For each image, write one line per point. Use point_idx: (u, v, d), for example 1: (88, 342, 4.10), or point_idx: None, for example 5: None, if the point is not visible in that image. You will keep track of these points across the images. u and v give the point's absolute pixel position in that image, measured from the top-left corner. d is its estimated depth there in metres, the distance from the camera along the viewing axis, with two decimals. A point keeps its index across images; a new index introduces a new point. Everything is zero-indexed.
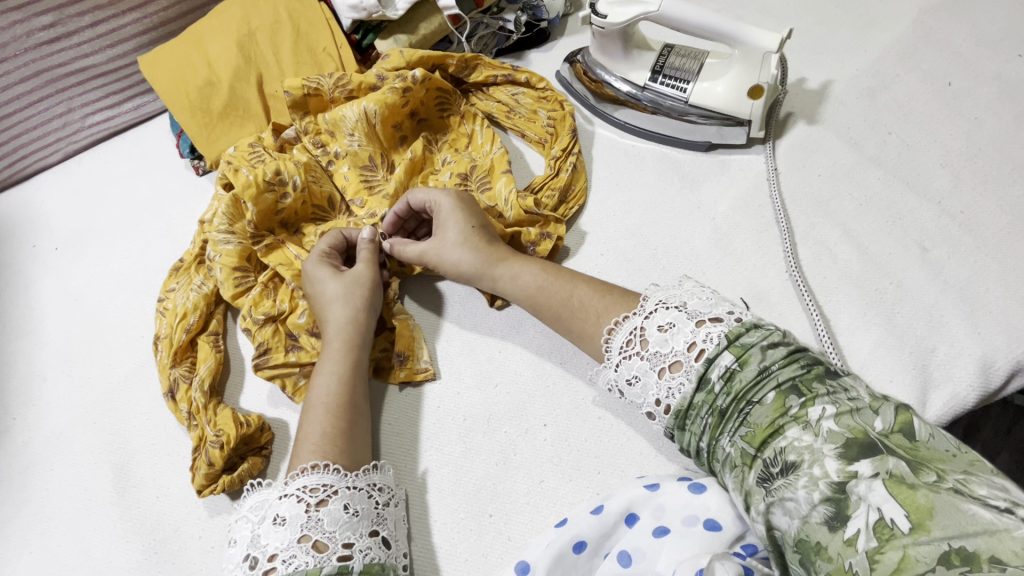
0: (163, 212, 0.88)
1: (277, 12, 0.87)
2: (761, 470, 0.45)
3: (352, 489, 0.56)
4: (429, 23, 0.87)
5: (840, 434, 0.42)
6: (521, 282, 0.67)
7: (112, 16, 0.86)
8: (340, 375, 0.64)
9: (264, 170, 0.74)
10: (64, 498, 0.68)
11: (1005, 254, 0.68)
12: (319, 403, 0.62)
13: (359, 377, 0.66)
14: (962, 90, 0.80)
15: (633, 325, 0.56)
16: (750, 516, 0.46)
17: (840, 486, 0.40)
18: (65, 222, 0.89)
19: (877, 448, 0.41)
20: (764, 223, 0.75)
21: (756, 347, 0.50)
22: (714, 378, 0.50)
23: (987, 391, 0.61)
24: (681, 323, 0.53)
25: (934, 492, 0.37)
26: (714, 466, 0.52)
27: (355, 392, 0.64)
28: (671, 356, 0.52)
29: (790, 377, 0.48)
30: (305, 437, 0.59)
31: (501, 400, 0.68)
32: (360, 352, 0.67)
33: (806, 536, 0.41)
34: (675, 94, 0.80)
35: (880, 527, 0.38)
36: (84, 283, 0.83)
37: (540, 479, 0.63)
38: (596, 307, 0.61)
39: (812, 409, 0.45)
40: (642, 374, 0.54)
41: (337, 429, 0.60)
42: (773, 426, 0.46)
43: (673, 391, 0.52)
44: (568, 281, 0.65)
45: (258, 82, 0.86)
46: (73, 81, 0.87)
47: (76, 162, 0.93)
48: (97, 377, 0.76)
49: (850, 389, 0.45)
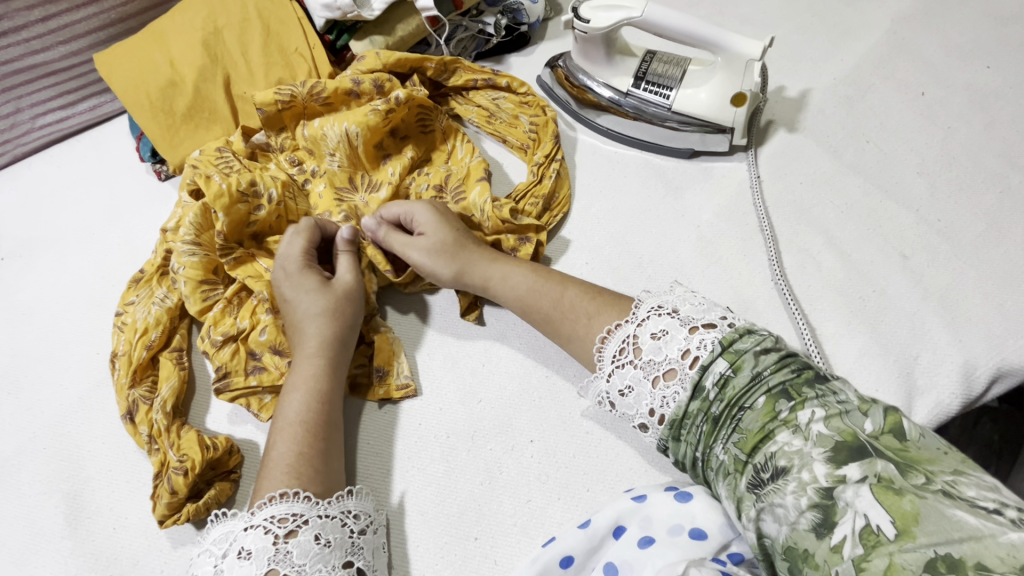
0: (121, 220, 0.82)
1: (245, 9, 0.83)
2: (752, 475, 0.44)
3: (325, 518, 0.52)
4: (406, 25, 0.84)
5: (829, 438, 0.41)
6: (512, 283, 0.66)
7: (65, 11, 0.80)
8: (313, 390, 0.60)
9: (237, 179, 0.70)
10: (10, 533, 0.63)
11: (981, 261, 0.69)
12: (291, 422, 0.58)
13: (336, 394, 0.62)
14: (935, 100, 0.81)
15: (626, 334, 0.55)
16: (742, 523, 0.45)
17: (828, 492, 0.39)
18: (13, 231, 0.82)
19: (867, 451, 0.40)
20: (748, 231, 0.75)
21: (749, 353, 0.49)
22: (708, 385, 0.49)
23: (969, 397, 0.62)
24: (673, 329, 0.53)
25: (920, 497, 0.36)
26: (708, 475, 0.50)
27: (331, 409, 0.61)
28: (665, 364, 0.52)
29: (781, 382, 0.46)
30: (275, 460, 0.55)
31: (485, 416, 0.65)
32: (337, 369, 0.63)
33: (794, 544, 0.40)
34: (658, 100, 0.79)
35: (867, 534, 0.37)
36: (34, 297, 0.77)
37: (527, 498, 0.61)
38: (585, 310, 0.61)
39: (802, 412, 0.44)
40: (635, 383, 0.53)
41: (309, 452, 0.56)
42: (764, 431, 0.45)
43: (667, 400, 0.51)
44: (560, 286, 0.64)
45: (225, 83, 0.81)
46: (21, 80, 0.81)
47: (26, 166, 0.88)
48: (47, 399, 0.70)
49: (839, 392, 0.44)
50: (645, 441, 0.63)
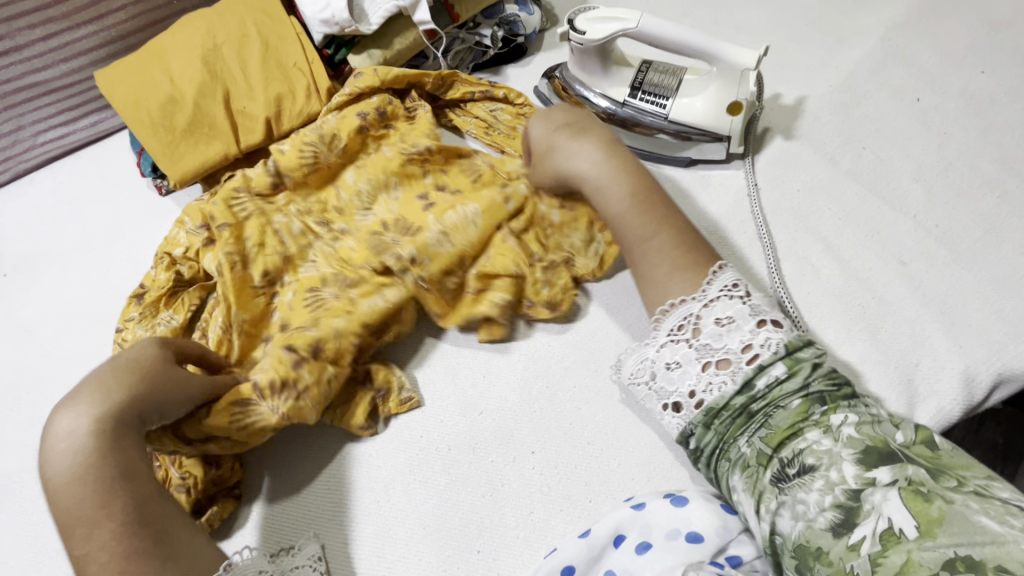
0: (123, 236, 0.83)
1: (244, 26, 0.83)
2: (778, 470, 0.47)
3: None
4: (404, 38, 0.85)
5: (860, 441, 0.45)
6: (607, 194, 0.63)
7: (66, 30, 0.81)
8: (107, 481, 0.49)
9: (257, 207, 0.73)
10: (12, 551, 0.63)
11: (979, 267, 0.69)
12: (100, 519, 0.48)
13: (142, 468, 0.52)
14: (930, 106, 0.82)
15: (690, 311, 0.55)
16: (759, 515, 0.47)
17: (855, 494, 0.42)
18: (16, 247, 0.83)
19: (897, 457, 0.43)
20: (747, 238, 0.75)
21: (808, 362, 0.50)
22: (760, 384, 0.50)
23: (970, 403, 0.62)
24: (741, 319, 0.53)
25: (947, 503, 0.39)
26: (719, 468, 0.52)
27: (142, 488, 0.51)
28: (722, 351, 0.52)
29: (820, 391, 0.49)
30: (103, 573, 0.47)
31: (487, 428, 0.66)
32: (126, 446, 0.52)
33: (807, 541, 0.43)
34: (654, 109, 0.80)
35: (888, 535, 0.40)
36: (36, 313, 0.78)
37: (529, 510, 0.61)
38: (669, 262, 0.59)
39: (835, 416, 0.47)
40: (685, 361, 0.53)
41: (133, 545, 0.48)
42: (793, 428, 0.48)
43: (712, 386, 0.51)
44: (652, 220, 0.61)
45: (225, 98, 0.82)
46: (23, 97, 0.82)
47: (27, 182, 0.88)
48: (49, 415, 0.70)
49: (871, 406, 0.48)
50: (646, 451, 0.63)
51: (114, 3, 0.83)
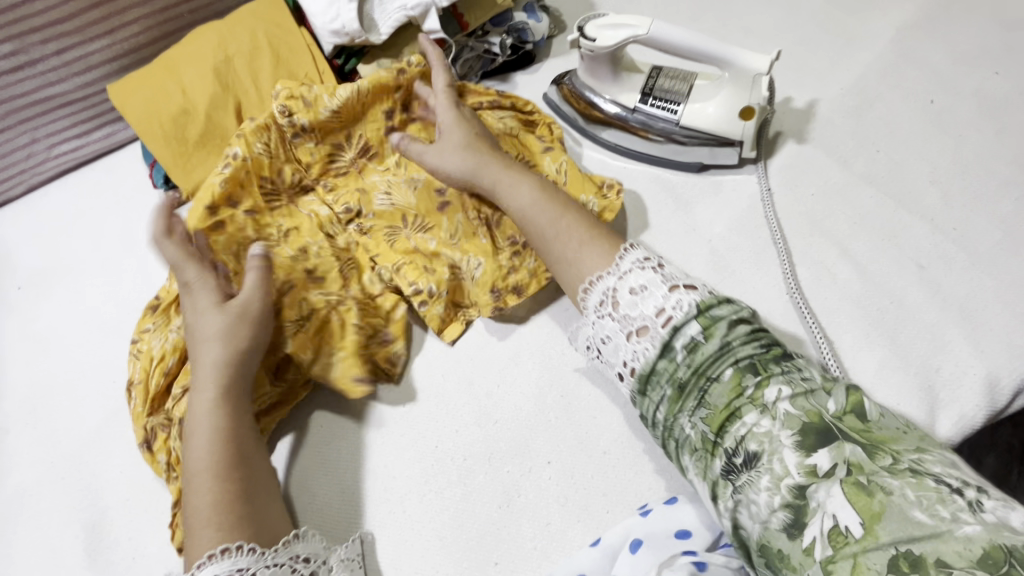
0: (136, 247, 0.83)
1: (255, 37, 0.84)
2: (726, 461, 0.46)
3: (273, 569, 0.52)
4: (413, 47, 0.85)
5: (796, 417, 0.44)
6: (517, 194, 0.68)
7: (78, 44, 0.81)
8: (215, 429, 0.58)
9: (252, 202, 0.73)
10: (30, 564, 0.63)
11: (999, 270, 0.68)
12: (200, 471, 0.55)
13: (244, 425, 0.60)
14: (944, 108, 0.81)
15: (607, 286, 0.57)
16: (719, 512, 0.46)
17: (801, 491, 0.42)
18: (31, 260, 0.83)
19: (834, 436, 0.43)
20: (761, 244, 0.74)
21: (723, 321, 0.51)
22: (677, 347, 0.51)
23: (994, 409, 0.61)
24: (654, 286, 0.54)
25: (888, 496, 0.39)
26: (668, 443, 0.53)
27: (238, 443, 0.58)
28: (639, 320, 0.54)
29: (748, 356, 0.49)
30: (194, 515, 0.53)
31: (502, 437, 0.65)
32: (235, 404, 0.60)
33: (768, 542, 0.42)
34: (665, 115, 0.79)
35: (835, 534, 0.39)
36: (51, 325, 0.78)
37: (546, 521, 0.60)
38: (576, 238, 0.63)
39: (768, 390, 0.47)
40: (613, 335, 0.55)
41: (228, 499, 0.54)
42: (731, 408, 0.47)
43: (638, 354, 0.53)
44: (556, 210, 0.65)
45: (236, 110, 0.82)
46: (37, 111, 0.83)
47: (41, 195, 0.89)
48: (65, 428, 0.70)
49: (803, 370, 0.48)
50: (663, 460, 0.62)
51: (126, 17, 0.83)
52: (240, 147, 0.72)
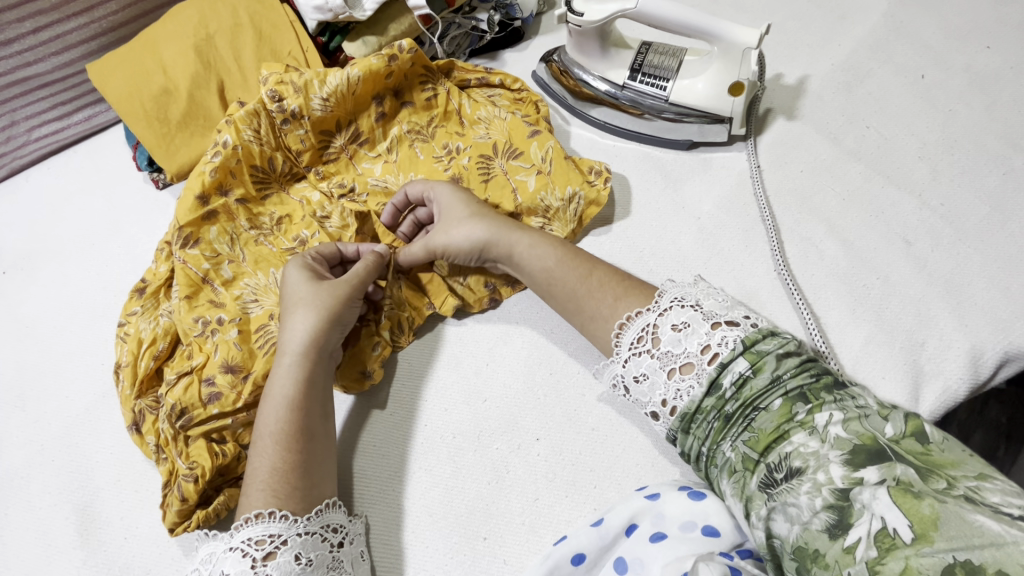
0: (122, 230, 0.82)
1: (236, 14, 0.82)
2: (765, 474, 0.45)
3: (304, 536, 0.53)
4: (399, 24, 0.83)
5: (847, 440, 0.42)
6: (538, 253, 0.65)
7: (56, 22, 0.79)
8: (292, 395, 0.59)
9: (245, 188, 0.74)
10: (22, 545, 0.63)
11: (986, 245, 0.68)
12: (269, 434, 0.57)
13: (316, 399, 0.60)
14: (935, 82, 0.80)
15: (646, 322, 0.56)
16: (752, 523, 0.46)
17: (843, 493, 0.40)
18: (15, 244, 0.82)
19: (885, 455, 0.40)
20: (749, 221, 0.74)
21: (771, 355, 0.50)
22: (725, 383, 0.50)
23: (977, 382, 0.61)
24: (695, 323, 0.53)
25: (940, 502, 0.37)
26: (710, 472, 0.52)
27: (312, 415, 0.59)
28: (683, 357, 0.53)
29: (799, 386, 0.48)
30: (255, 474, 0.55)
31: (491, 415, 0.65)
32: (318, 367, 0.61)
33: (805, 544, 0.41)
34: (655, 92, 0.78)
35: (882, 536, 0.37)
36: (36, 310, 0.77)
37: (534, 497, 0.61)
38: (611, 294, 0.61)
39: (819, 414, 0.45)
40: (651, 372, 0.54)
41: (284, 469, 0.55)
42: (778, 431, 0.46)
43: (681, 393, 0.52)
44: (584, 268, 0.63)
45: (219, 89, 0.81)
46: (14, 93, 0.81)
47: (24, 179, 0.88)
48: (54, 411, 0.70)
49: (857, 398, 0.46)
50: (651, 437, 0.63)
51: None
52: (230, 135, 0.72)
